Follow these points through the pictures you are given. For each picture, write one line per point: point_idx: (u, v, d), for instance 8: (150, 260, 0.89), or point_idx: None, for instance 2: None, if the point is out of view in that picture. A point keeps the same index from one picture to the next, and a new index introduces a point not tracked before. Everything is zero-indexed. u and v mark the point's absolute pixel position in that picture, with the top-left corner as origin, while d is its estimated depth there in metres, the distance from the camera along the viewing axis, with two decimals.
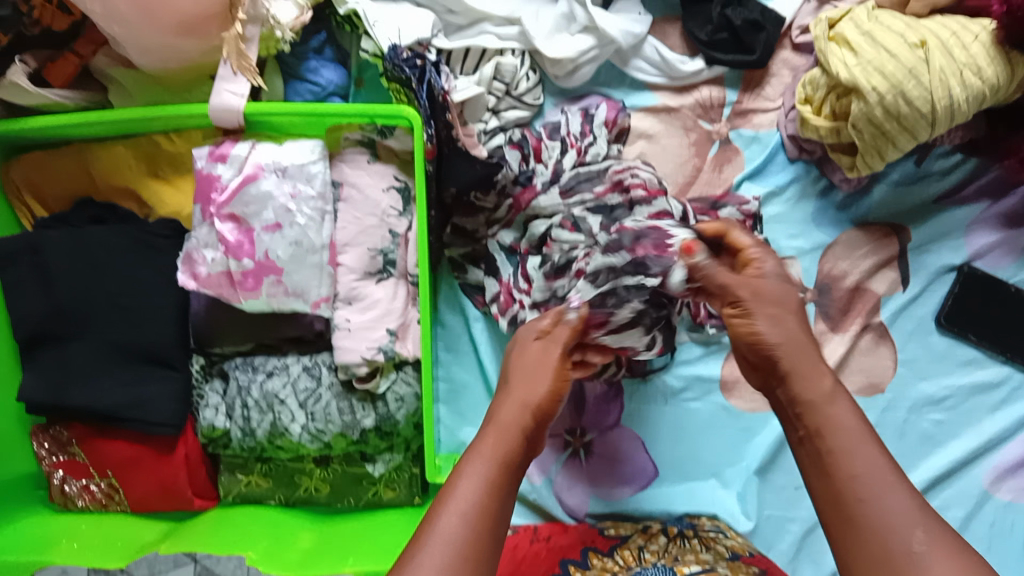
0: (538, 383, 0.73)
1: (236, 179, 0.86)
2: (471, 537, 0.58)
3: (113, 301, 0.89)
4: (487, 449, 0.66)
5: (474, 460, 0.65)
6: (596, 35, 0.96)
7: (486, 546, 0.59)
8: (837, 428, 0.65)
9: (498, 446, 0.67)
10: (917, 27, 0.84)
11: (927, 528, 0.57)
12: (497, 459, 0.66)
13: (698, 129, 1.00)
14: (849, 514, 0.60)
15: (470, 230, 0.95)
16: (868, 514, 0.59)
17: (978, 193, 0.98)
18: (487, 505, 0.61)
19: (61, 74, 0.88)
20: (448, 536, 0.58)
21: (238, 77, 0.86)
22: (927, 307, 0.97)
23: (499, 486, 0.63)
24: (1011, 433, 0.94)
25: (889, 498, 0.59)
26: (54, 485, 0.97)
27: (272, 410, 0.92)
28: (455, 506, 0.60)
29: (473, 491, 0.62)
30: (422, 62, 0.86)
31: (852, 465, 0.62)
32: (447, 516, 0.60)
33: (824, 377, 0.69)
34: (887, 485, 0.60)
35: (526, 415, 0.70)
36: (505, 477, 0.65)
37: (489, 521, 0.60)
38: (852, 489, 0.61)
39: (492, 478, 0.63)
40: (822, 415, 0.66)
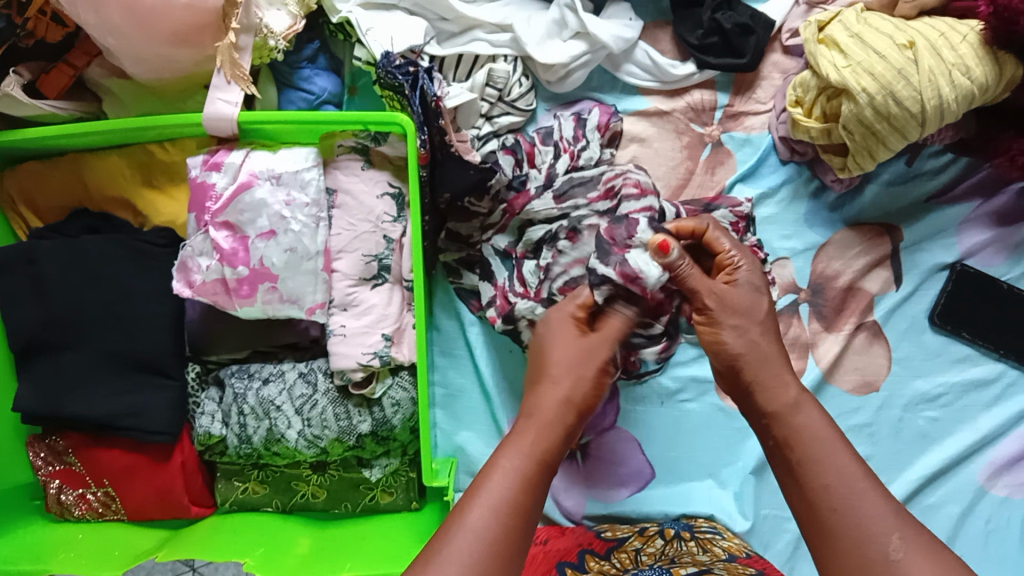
0: (581, 370, 0.71)
1: (231, 187, 0.87)
2: (502, 532, 0.57)
3: (107, 310, 0.89)
4: (525, 442, 0.64)
5: (510, 451, 0.63)
6: (588, 40, 0.96)
7: (518, 540, 0.57)
8: (807, 439, 0.63)
9: (538, 441, 0.64)
10: (906, 28, 0.85)
11: (904, 535, 0.56)
12: (535, 454, 0.63)
13: (690, 132, 1.00)
14: (826, 525, 0.59)
15: (464, 235, 0.97)
16: (841, 521, 0.58)
17: (970, 191, 0.98)
18: (520, 498, 0.59)
19: (55, 84, 0.88)
20: (477, 531, 0.56)
21: (231, 86, 0.86)
22: (921, 305, 0.97)
23: (535, 480, 0.61)
24: (1007, 429, 0.95)
25: (864, 504, 0.58)
26: (50, 495, 0.97)
27: (268, 417, 0.92)
28: (485, 499, 0.59)
29: (507, 485, 0.60)
30: (415, 69, 0.86)
31: (823, 473, 0.61)
32: (477, 509, 0.58)
33: (788, 387, 0.67)
34: (856, 489, 0.59)
35: (568, 411, 0.68)
36: (541, 471, 0.62)
37: (520, 516, 0.59)
38: (824, 498, 0.60)
39: (527, 474, 0.61)
40: (788, 424, 0.65)
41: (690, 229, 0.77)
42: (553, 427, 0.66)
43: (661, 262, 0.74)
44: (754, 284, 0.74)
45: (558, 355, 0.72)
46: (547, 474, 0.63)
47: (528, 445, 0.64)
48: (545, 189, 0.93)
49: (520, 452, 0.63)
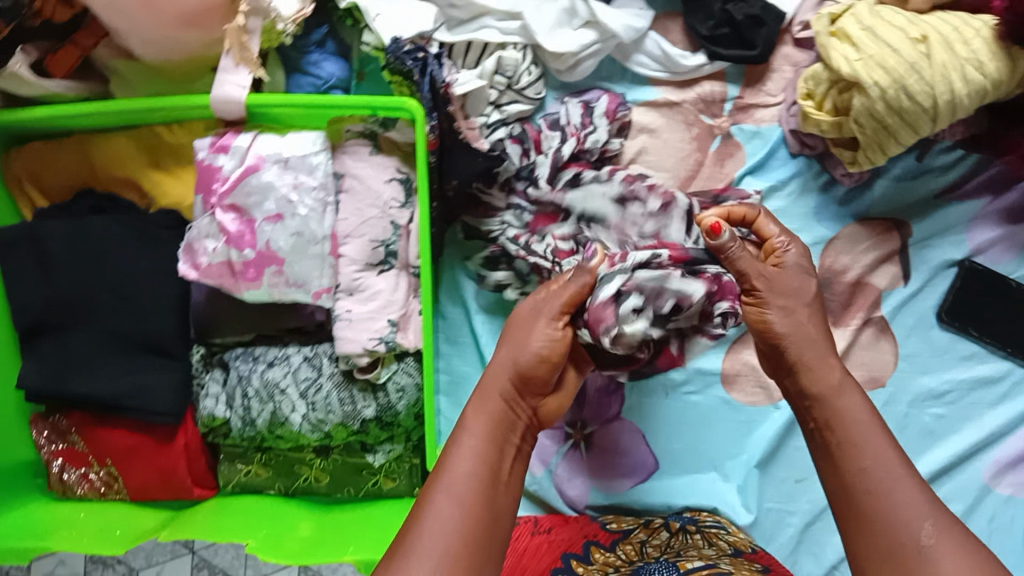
0: (529, 342, 0.71)
1: (239, 170, 0.87)
2: (468, 520, 0.59)
3: (113, 290, 0.89)
4: (479, 423, 0.67)
5: (471, 437, 0.66)
6: (598, 30, 0.96)
7: (484, 515, 0.61)
8: (848, 421, 0.67)
9: (489, 414, 0.68)
10: (919, 22, 0.84)
11: (936, 521, 0.59)
12: (488, 433, 0.66)
13: (700, 124, 1.00)
14: (861, 509, 0.62)
15: (479, 229, 0.96)
16: (878, 509, 0.61)
17: (980, 187, 0.97)
18: (480, 480, 0.62)
19: (63, 65, 0.88)
20: (446, 519, 0.59)
21: (240, 68, 0.86)
22: (928, 302, 0.97)
23: (491, 458, 0.65)
24: (1013, 428, 0.94)
25: (897, 491, 0.61)
26: (53, 474, 0.97)
27: (273, 400, 0.92)
28: (447, 487, 0.61)
29: (466, 466, 0.63)
30: (424, 55, 0.86)
31: (862, 457, 0.64)
32: (441, 497, 0.61)
33: (833, 369, 0.70)
34: (896, 477, 0.62)
35: (514, 379, 0.70)
36: (496, 448, 0.65)
37: (481, 493, 0.62)
38: (862, 483, 0.63)
39: (482, 453, 0.64)
40: (832, 406, 0.68)
41: (742, 215, 0.79)
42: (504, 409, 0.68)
43: (713, 243, 0.73)
44: (803, 267, 0.75)
45: (516, 330, 0.73)
46: (504, 449, 0.67)
47: (486, 425, 0.67)
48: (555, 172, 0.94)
49: (479, 435, 0.66)
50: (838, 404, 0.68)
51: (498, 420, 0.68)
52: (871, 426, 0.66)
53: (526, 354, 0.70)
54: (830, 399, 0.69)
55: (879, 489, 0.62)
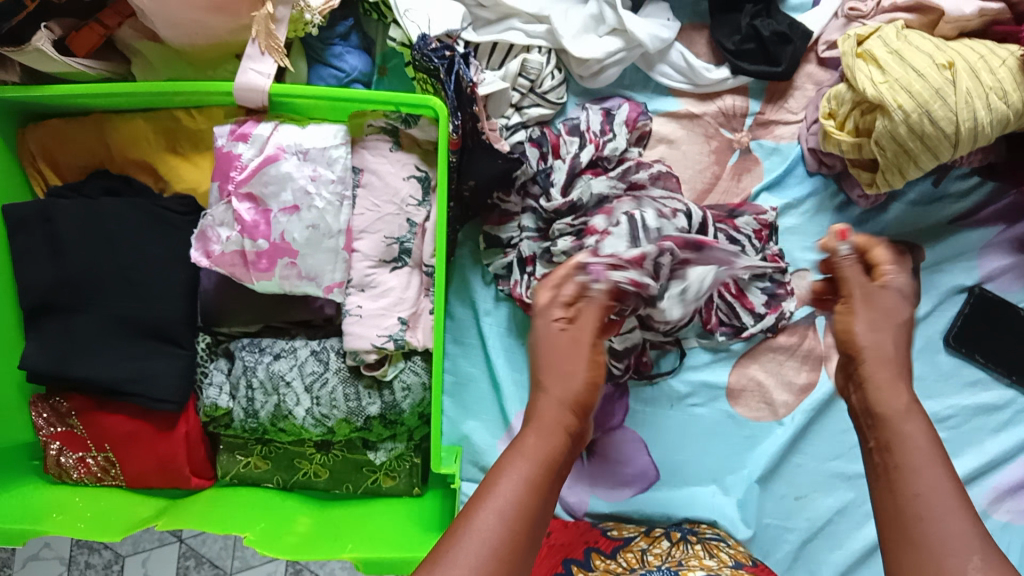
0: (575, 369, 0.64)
1: (257, 159, 0.86)
2: (506, 543, 0.53)
3: (122, 273, 0.88)
4: (537, 445, 0.59)
5: (519, 455, 0.58)
6: (624, 37, 0.96)
7: (523, 546, 0.54)
8: (908, 444, 0.57)
9: (551, 438, 0.60)
10: (946, 49, 0.85)
11: (986, 557, 0.51)
12: (541, 457, 0.58)
13: (719, 137, 1.00)
14: (908, 535, 0.53)
15: (502, 239, 0.97)
16: (928, 536, 0.52)
17: (994, 216, 0.98)
18: (531, 507, 0.55)
19: (85, 43, 0.86)
20: (485, 539, 0.52)
21: (265, 56, 0.85)
22: (936, 326, 0.97)
23: (545, 485, 0.57)
24: (1013, 455, 0.95)
25: (948, 521, 0.52)
26: (49, 456, 0.96)
27: (277, 392, 0.91)
28: (490, 506, 0.54)
29: (514, 487, 0.55)
30: (451, 53, 0.85)
31: (917, 482, 0.54)
32: (484, 515, 0.54)
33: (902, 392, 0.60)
34: (947, 509, 0.53)
35: (574, 400, 0.63)
36: (551, 471, 0.58)
37: (529, 522, 0.55)
38: (913, 507, 0.54)
39: (535, 477, 0.57)
40: (893, 427, 0.58)
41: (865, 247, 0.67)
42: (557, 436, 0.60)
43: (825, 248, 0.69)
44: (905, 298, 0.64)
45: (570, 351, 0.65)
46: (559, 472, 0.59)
47: (538, 448, 0.58)
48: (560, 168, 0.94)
49: (531, 454, 0.58)
50: (902, 427, 0.58)
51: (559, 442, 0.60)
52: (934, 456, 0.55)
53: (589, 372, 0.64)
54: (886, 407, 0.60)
55: (930, 516, 0.53)
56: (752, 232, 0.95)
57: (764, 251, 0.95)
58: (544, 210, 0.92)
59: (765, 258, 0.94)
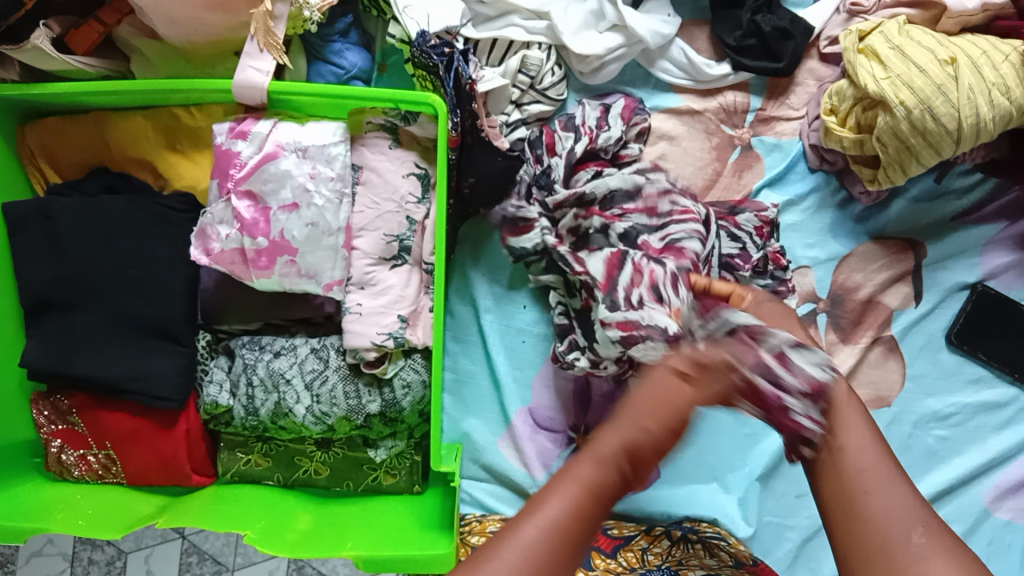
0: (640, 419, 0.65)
1: (256, 157, 0.86)
2: (546, 549, 0.55)
3: (122, 270, 0.88)
4: (583, 476, 0.60)
5: (569, 478, 0.60)
6: (624, 34, 0.96)
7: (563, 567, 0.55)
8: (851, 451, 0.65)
9: (596, 476, 0.60)
10: (948, 44, 0.84)
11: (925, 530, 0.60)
12: (588, 482, 0.60)
13: (720, 133, 0.99)
14: (855, 526, 0.61)
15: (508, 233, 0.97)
16: (875, 520, 0.60)
17: (997, 213, 0.98)
18: (576, 532, 0.57)
19: (85, 41, 0.86)
20: (526, 551, 0.54)
21: (264, 53, 0.85)
22: (938, 324, 0.97)
23: (587, 515, 0.58)
24: (1015, 453, 0.95)
25: (887, 499, 0.61)
26: (50, 454, 0.96)
27: (277, 390, 0.91)
28: (534, 515, 0.57)
29: (557, 505, 0.58)
30: (450, 50, 0.85)
31: (873, 484, 0.62)
32: (528, 527, 0.56)
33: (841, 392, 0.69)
34: (885, 486, 0.62)
35: (635, 444, 0.63)
36: (596, 510, 0.59)
37: (569, 548, 0.56)
38: (876, 511, 0.61)
39: (581, 505, 0.58)
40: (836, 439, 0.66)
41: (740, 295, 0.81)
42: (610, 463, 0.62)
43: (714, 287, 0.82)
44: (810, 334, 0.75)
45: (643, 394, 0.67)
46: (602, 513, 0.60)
47: (586, 471, 0.60)
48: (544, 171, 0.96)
49: (580, 479, 0.60)
50: (837, 439, 0.66)
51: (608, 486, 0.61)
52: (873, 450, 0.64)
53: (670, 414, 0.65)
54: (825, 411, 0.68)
55: (871, 506, 0.61)
56: (753, 229, 0.94)
57: (765, 248, 0.93)
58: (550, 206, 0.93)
59: (767, 255, 0.93)
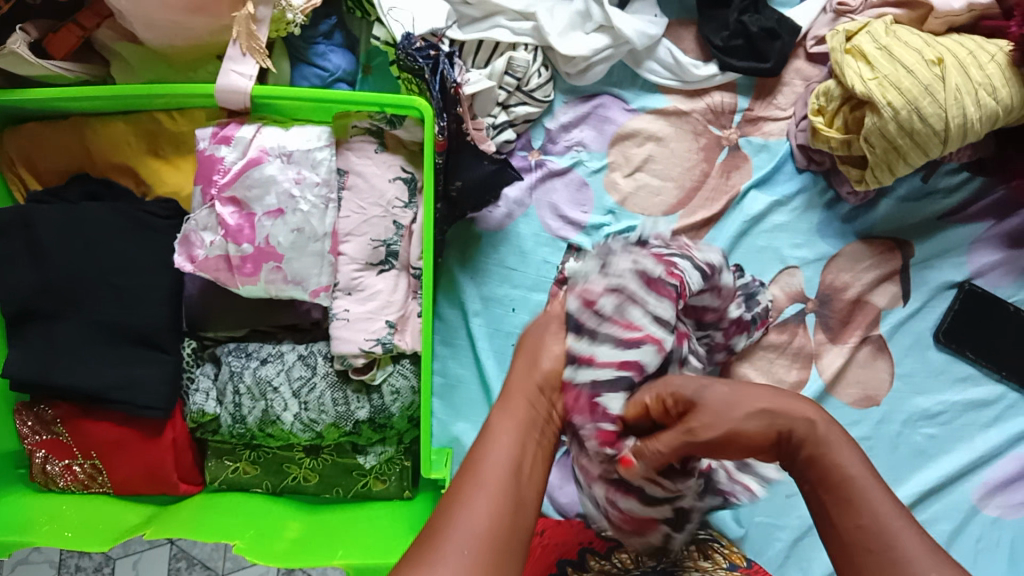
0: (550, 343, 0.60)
1: (240, 162, 0.85)
2: (494, 526, 0.47)
3: (105, 278, 0.87)
4: (506, 422, 0.54)
5: (504, 416, 0.54)
6: (611, 35, 0.95)
7: (514, 530, 0.48)
8: (841, 476, 0.50)
9: (517, 417, 0.54)
10: (935, 44, 0.84)
11: None
12: (522, 419, 0.55)
13: (708, 134, 0.99)
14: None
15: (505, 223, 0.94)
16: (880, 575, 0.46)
17: (983, 211, 0.98)
18: (513, 482, 0.50)
19: (63, 45, 0.84)
20: (474, 517, 0.47)
21: (246, 57, 0.84)
22: (925, 322, 0.97)
23: (524, 462, 0.52)
24: (1003, 450, 0.95)
25: (901, 543, 0.46)
26: (35, 464, 0.95)
27: (265, 398, 0.90)
28: (475, 474, 0.50)
29: (500, 453, 0.52)
30: (436, 53, 0.84)
31: (857, 512, 0.48)
32: (474, 496, 0.49)
33: (814, 417, 0.53)
34: (895, 528, 0.47)
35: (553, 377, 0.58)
36: (528, 450, 0.53)
37: (516, 512, 0.49)
38: (862, 540, 0.48)
39: (517, 457, 0.52)
40: (822, 459, 0.51)
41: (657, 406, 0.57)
42: (542, 396, 0.57)
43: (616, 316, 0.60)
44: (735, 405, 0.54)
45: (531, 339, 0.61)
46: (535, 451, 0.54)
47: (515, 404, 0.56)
48: (544, 180, 0.99)
49: (517, 417, 0.55)
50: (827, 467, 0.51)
51: (530, 420, 0.55)
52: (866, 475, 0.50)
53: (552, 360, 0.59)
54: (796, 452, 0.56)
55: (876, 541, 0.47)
56: None
57: None
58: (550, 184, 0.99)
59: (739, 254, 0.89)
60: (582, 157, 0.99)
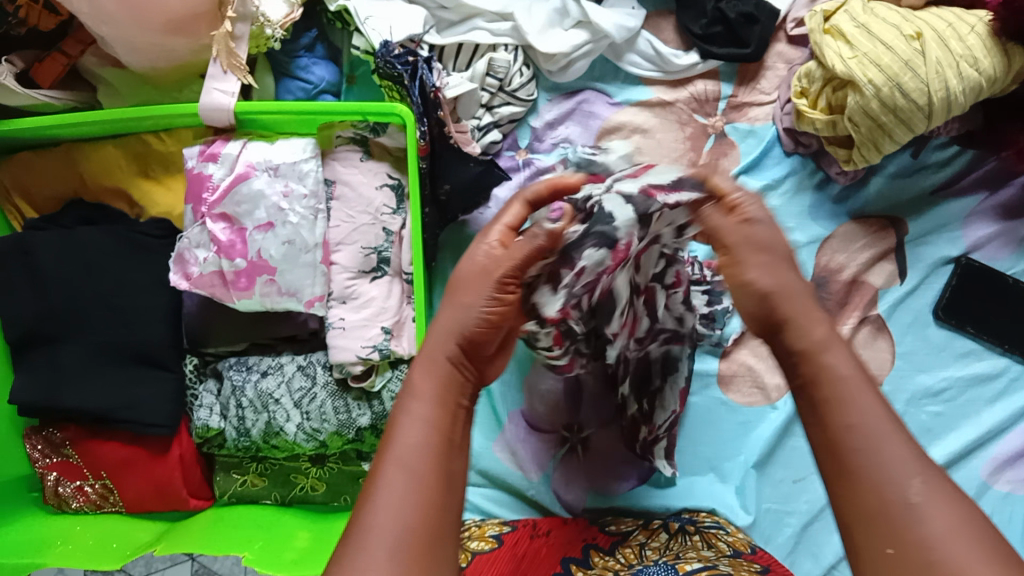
0: (470, 307, 0.62)
1: (228, 178, 0.86)
2: (422, 514, 0.51)
3: (104, 300, 0.88)
4: (426, 387, 0.59)
5: (423, 382, 0.59)
6: (590, 30, 0.96)
7: (446, 497, 0.53)
8: (831, 377, 0.54)
9: (436, 379, 0.59)
10: (913, 19, 0.83)
11: (927, 477, 0.48)
12: (434, 399, 0.58)
13: (694, 123, 0.99)
14: (844, 465, 0.50)
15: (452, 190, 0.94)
16: (861, 460, 0.50)
17: (975, 184, 0.97)
18: (435, 450, 0.55)
19: (49, 74, 0.87)
20: (399, 493, 0.52)
21: (228, 75, 0.85)
22: (924, 299, 0.96)
23: (443, 427, 0.57)
24: (1011, 424, 0.93)
25: (887, 447, 0.49)
26: (47, 487, 0.96)
27: (267, 410, 0.91)
28: (398, 457, 0.54)
29: (415, 434, 0.56)
30: (414, 59, 0.86)
31: (847, 413, 0.52)
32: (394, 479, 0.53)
33: (818, 324, 0.57)
34: (886, 434, 0.50)
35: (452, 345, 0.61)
36: (447, 413, 0.58)
37: (445, 482, 0.54)
38: (847, 439, 0.51)
39: (436, 420, 0.57)
40: (815, 362, 0.55)
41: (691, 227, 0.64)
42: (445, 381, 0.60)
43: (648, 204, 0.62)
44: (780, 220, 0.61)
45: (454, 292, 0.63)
46: (455, 412, 0.59)
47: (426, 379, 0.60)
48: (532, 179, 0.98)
49: (431, 377, 0.60)
50: (822, 357, 0.55)
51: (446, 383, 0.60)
52: (857, 377, 0.53)
53: (470, 316, 0.62)
54: (813, 354, 0.56)
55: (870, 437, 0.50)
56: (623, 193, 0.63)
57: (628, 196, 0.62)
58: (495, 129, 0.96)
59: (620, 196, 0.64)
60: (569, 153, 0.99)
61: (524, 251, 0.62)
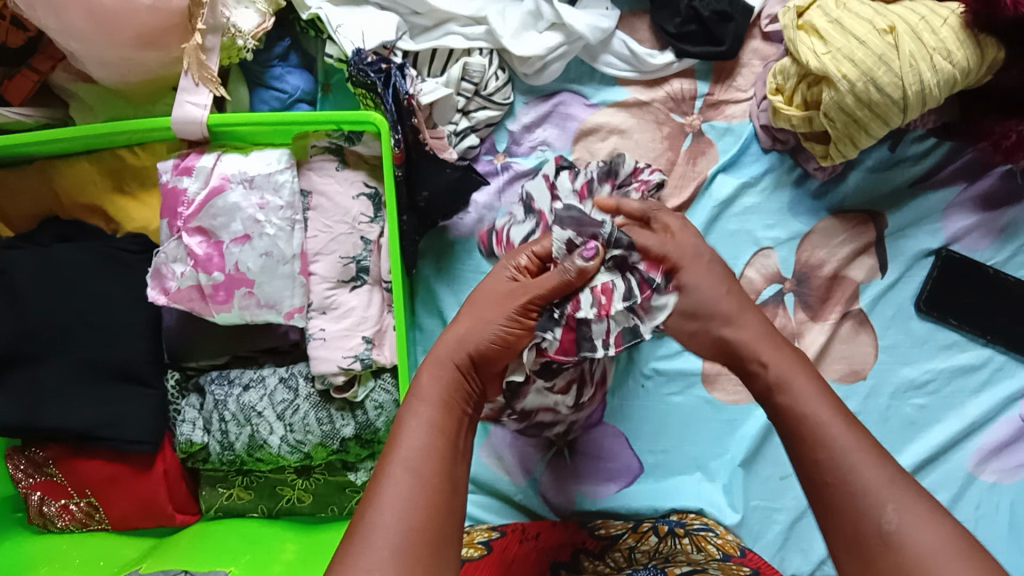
0: (487, 322, 0.66)
1: (203, 192, 0.86)
2: (427, 515, 0.54)
3: (82, 318, 0.87)
4: (430, 392, 0.63)
5: (424, 387, 0.63)
6: (564, 32, 0.95)
7: (450, 501, 0.56)
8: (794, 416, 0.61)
9: (440, 383, 0.63)
10: (886, 13, 0.83)
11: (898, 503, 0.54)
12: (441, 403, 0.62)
13: (671, 122, 0.99)
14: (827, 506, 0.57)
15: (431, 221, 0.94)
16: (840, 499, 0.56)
17: (954, 175, 0.97)
18: (438, 452, 0.58)
19: (19, 90, 0.87)
20: (404, 493, 0.55)
21: (200, 88, 0.84)
22: (906, 292, 0.96)
23: (446, 429, 0.60)
24: (996, 414, 0.94)
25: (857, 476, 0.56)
26: (32, 506, 0.95)
27: (250, 423, 0.90)
28: (404, 460, 0.57)
29: (420, 436, 0.59)
30: (387, 66, 0.85)
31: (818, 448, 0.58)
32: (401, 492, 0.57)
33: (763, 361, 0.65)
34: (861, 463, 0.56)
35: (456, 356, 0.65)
36: (452, 420, 0.61)
37: (447, 483, 0.56)
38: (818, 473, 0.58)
39: (439, 422, 0.60)
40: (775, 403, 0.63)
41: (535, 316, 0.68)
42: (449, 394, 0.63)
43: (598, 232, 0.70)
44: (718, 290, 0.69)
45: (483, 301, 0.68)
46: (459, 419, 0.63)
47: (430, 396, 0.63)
48: (512, 182, 0.98)
49: (434, 382, 0.63)
50: (781, 397, 0.63)
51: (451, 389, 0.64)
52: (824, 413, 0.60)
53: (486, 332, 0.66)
54: (773, 394, 0.64)
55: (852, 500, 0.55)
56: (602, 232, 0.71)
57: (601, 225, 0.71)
58: (473, 130, 0.96)
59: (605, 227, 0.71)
60: (548, 155, 0.99)
61: (552, 283, 0.68)
